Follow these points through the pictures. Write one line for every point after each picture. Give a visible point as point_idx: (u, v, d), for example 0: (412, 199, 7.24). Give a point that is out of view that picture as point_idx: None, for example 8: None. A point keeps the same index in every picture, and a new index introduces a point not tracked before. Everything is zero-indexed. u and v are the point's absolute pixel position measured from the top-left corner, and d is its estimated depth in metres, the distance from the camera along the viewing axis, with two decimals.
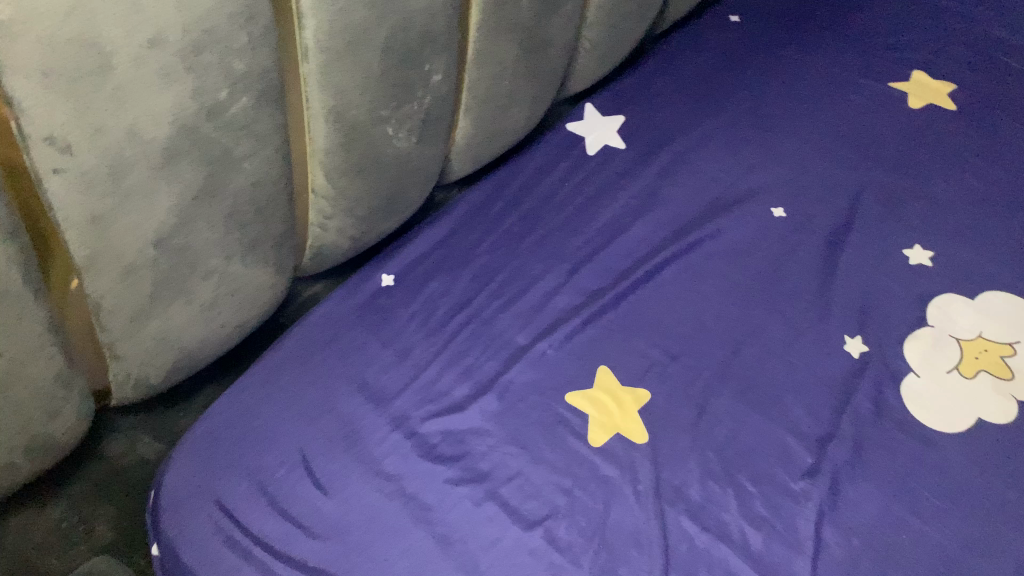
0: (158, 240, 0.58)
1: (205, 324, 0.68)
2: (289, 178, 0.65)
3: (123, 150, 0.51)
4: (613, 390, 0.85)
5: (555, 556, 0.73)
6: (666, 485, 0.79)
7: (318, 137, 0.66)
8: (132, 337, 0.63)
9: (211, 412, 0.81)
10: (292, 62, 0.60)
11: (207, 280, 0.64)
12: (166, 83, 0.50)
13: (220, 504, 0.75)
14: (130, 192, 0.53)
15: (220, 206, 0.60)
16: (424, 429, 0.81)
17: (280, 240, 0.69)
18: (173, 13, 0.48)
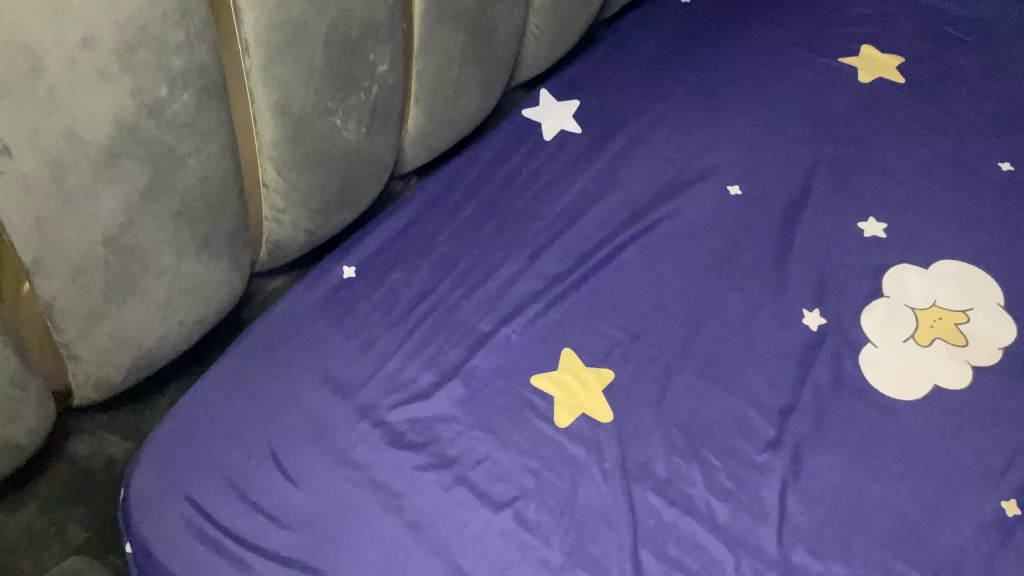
0: (107, 239, 0.58)
1: (163, 321, 0.68)
2: (238, 174, 0.66)
3: (63, 151, 0.51)
4: (578, 371, 0.86)
5: (525, 536, 0.74)
6: (632, 462, 0.80)
7: (265, 131, 0.67)
8: (89, 338, 0.62)
9: (177, 410, 0.81)
10: (232, 57, 0.60)
11: (161, 277, 0.64)
12: (102, 83, 0.50)
13: (190, 500, 0.75)
14: (73, 193, 0.53)
15: (169, 203, 0.61)
16: (390, 418, 0.81)
17: (234, 235, 0.69)
18: (104, 12, 0.48)
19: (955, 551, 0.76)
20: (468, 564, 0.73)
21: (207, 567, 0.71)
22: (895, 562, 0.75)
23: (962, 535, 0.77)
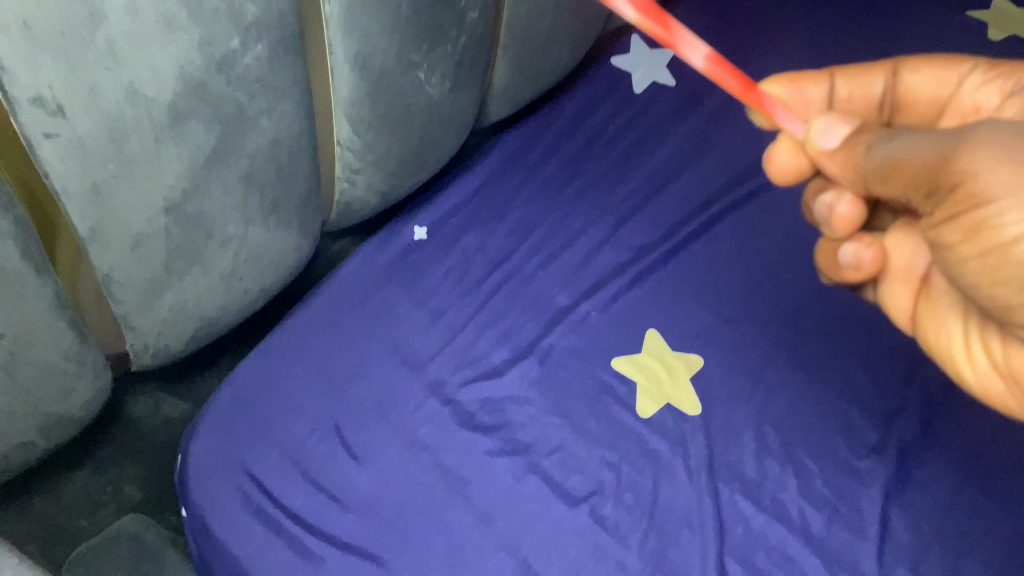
0: (169, 207, 0.52)
1: (225, 292, 0.62)
2: (312, 134, 0.60)
3: (123, 110, 0.45)
4: (663, 356, 0.79)
5: (602, 537, 0.69)
6: (719, 461, 0.73)
7: (341, 87, 0.60)
8: (147, 309, 0.58)
9: (237, 374, 0.76)
10: (311, 3, 0.53)
11: (225, 246, 0.59)
12: (168, 33, 0.44)
13: (250, 474, 0.71)
14: (132, 158, 0.48)
15: (236, 167, 0.55)
16: (460, 397, 0.75)
17: (304, 200, 0.63)
18: None
19: None
20: (540, 564, 0.68)
21: (266, 548, 0.67)
22: None
23: None
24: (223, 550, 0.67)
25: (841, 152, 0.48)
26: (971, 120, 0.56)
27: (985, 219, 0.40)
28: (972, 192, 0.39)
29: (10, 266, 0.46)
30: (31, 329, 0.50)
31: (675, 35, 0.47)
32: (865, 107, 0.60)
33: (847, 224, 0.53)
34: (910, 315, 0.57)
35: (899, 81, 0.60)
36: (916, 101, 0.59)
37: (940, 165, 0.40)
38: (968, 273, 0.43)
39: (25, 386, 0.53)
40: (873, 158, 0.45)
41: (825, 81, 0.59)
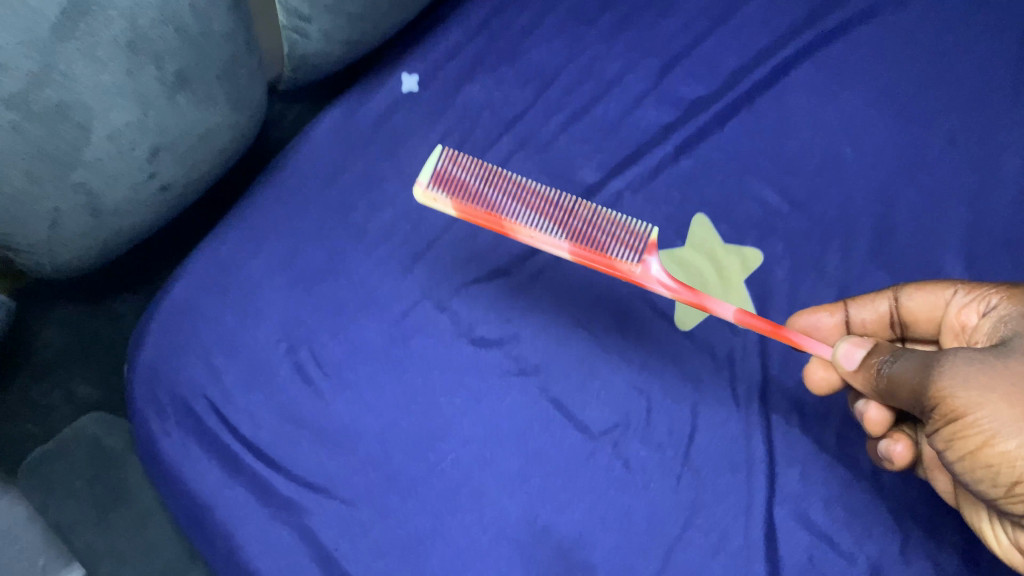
0: (12, 103, 0.40)
1: (137, 195, 0.51)
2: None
3: None
4: (713, 251, 0.64)
5: (625, 480, 0.57)
6: (775, 386, 0.60)
7: None
8: (29, 227, 0.47)
9: (189, 269, 0.63)
10: None
11: (119, 142, 0.47)
12: None
13: (206, 397, 0.59)
14: None
15: (104, 37, 0.42)
16: (459, 302, 0.62)
17: (223, 72, 0.51)
18: None
19: None
20: (549, 514, 0.56)
21: (223, 487, 0.57)
22: None
23: None
24: (176, 482, 0.58)
25: (862, 371, 0.50)
26: (963, 342, 0.52)
27: (965, 438, 0.41)
28: (952, 409, 0.42)
29: None
30: None
31: (705, 298, 0.52)
32: (879, 328, 0.57)
33: (879, 425, 0.53)
34: (954, 498, 0.52)
35: (899, 304, 0.56)
36: (920, 319, 0.55)
37: (919, 385, 0.44)
38: (972, 480, 0.42)
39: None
40: (881, 377, 0.48)
41: (841, 311, 0.57)
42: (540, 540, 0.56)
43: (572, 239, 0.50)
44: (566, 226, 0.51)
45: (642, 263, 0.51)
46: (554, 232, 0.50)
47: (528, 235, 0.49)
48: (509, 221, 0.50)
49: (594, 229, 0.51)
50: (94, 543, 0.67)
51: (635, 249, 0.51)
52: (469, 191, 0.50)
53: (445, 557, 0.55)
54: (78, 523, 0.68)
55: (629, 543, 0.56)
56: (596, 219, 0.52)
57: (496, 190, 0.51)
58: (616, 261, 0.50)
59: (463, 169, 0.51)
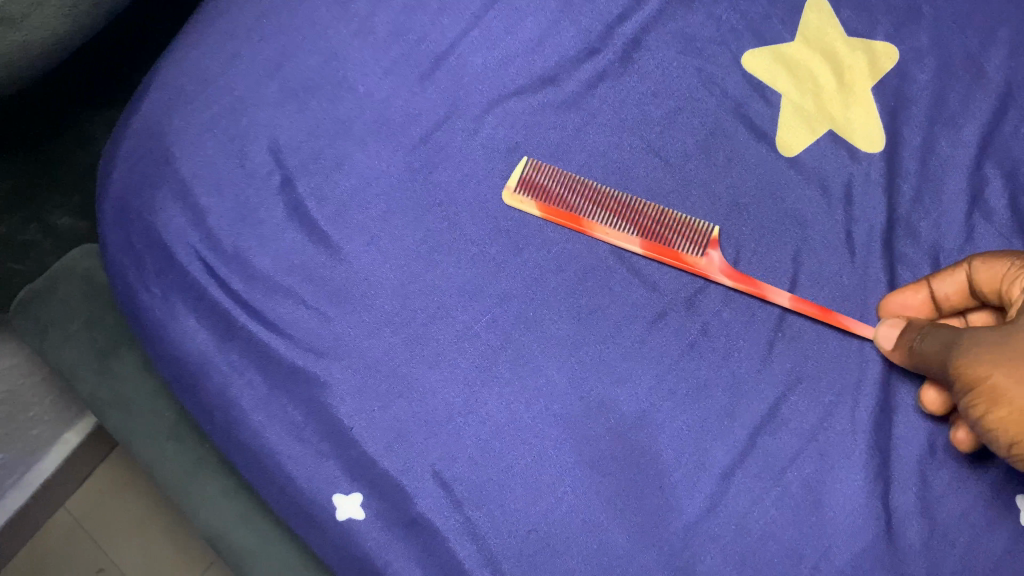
0: None
1: None
2: None
3: None
4: (830, 47, 0.49)
5: (702, 348, 0.46)
6: (905, 229, 0.46)
7: None
8: None
9: (159, 80, 0.50)
10: None
11: None
12: None
13: (189, 243, 0.48)
14: None
15: None
16: (497, 120, 0.48)
17: None
18: None
19: None
20: (606, 388, 0.45)
21: (219, 349, 0.48)
22: None
23: None
24: (163, 342, 0.49)
25: (898, 350, 0.42)
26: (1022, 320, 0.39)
27: (977, 407, 0.37)
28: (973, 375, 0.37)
29: None
30: None
31: (761, 285, 0.46)
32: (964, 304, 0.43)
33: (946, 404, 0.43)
34: None
35: (974, 281, 0.42)
36: (994, 293, 0.42)
37: (946, 363, 0.39)
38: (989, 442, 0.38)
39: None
40: (913, 353, 0.41)
41: (925, 283, 0.44)
42: (595, 418, 0.45)
43: (644, 236, 0.47)
44: (640, 219, 0.47)
45: (710, 254, 0.46)
46: (626, 228, 0.47)
47: (605, 235, 0.47)
48: (587, 219, 0.47)
49: (668, 219, 0.47)
50: (99, 391, 0.61)
51: (700, 241, 0.46)
52: (552, 196, 0.47)
53: (477, 437, 0.45)
54: (79, 370, 0.61)
55: (705, 424, 0.45)
56: (670, 208, 0.47)
57: (577, 188, 0.47)
58: (671, 256, 0.46)
59: (551, 174, 0.47)
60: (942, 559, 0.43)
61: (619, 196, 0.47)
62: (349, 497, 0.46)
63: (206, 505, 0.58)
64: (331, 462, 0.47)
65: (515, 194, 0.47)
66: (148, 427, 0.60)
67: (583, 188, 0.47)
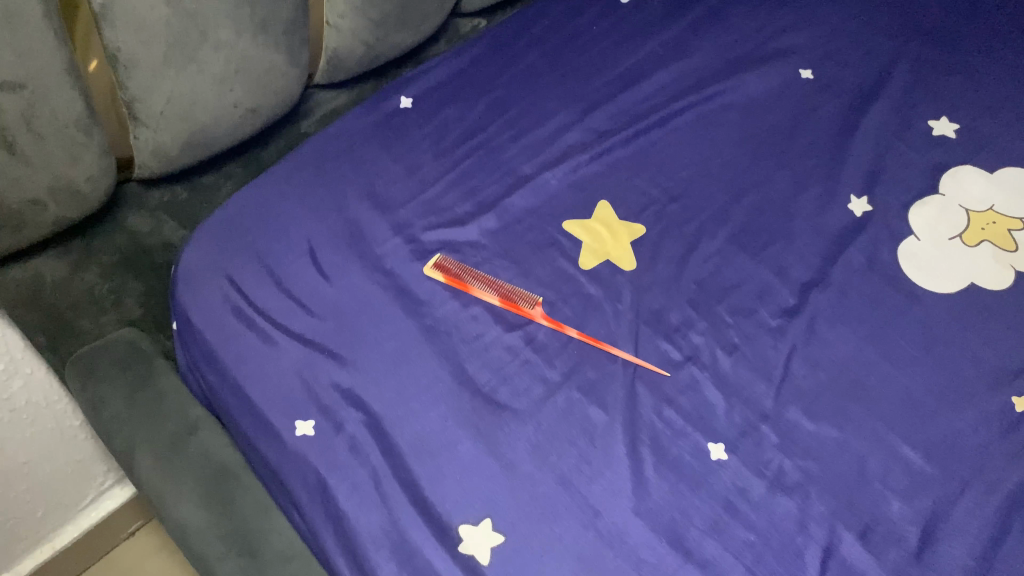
0: (217, 46, 0.69)
1: (251, 122, 0.78)
2: (306, 18, 0.76)
3: (145, 15, 0.62)
4: (609, 222, 0.88)
5: (530, 354, 0.78)
6: (647, 308, 0.81)
7: (335, 4, 0.78)
8: (186, 147, 0.75)
9: (230, 201, 0.87)
10: None
11: (239, 84, 0.73)
12: None
13: (231, 282, 0.81)
14: (184, 46, 0.66)
15: (275, 31, 0.73)
16: (424, 237, 0.85)
17: (305, 43, 0.77)
18: None
19: (952, 434, 0.75)
20: (472, 371, 0.76)
21: (236, 338, 0.78)
22: (889, 435, 0.74)
23: (964, 421, 0.76)
24: (203, 339, 0.79)
25: None
26: None
27: None
28: None
29: (54, 97, 0.61)
30: (73, 154, 0.66)
31: (561, 325, 0.80)
32: None
33: None
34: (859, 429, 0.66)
35: None
36: None
37: None
38: None
39: (26, 157, 0.62)
40: None
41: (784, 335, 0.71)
42: (464, 387, 0.75)
43: (500, 294, 0.81)
44: (499, 287, 0.82)
45: (536, 306, 0.80)
46: (490, 291, 0.81)
47: (478, 293, 0.81)
48: (469, 284, 0.81)
49: (515, 291, 0.82)
50: (121, 412, 0.85)
51: (531, 300, 0.81)
52: (451, 271, 0.82)
53: (391, 390, 0.74)
54: (111, 398, 0.85)
55: (529, 393, 0.75)
56: (517, 286, 0.82)
57: (466, 271, 0.83)
58: (514, 305, 0.80)
59: (452, 261, 0.83)
60: (663, 473, 0.71)
61: (489, 277, 0.83)
62: (305, 420, 0.73)
63: (176, 500, 0.80)
64: (296, 402, 0.74)
65: (430, 268, 0.82)
66: (152, 437, 0.84)
67: (470, 271, 0.83)
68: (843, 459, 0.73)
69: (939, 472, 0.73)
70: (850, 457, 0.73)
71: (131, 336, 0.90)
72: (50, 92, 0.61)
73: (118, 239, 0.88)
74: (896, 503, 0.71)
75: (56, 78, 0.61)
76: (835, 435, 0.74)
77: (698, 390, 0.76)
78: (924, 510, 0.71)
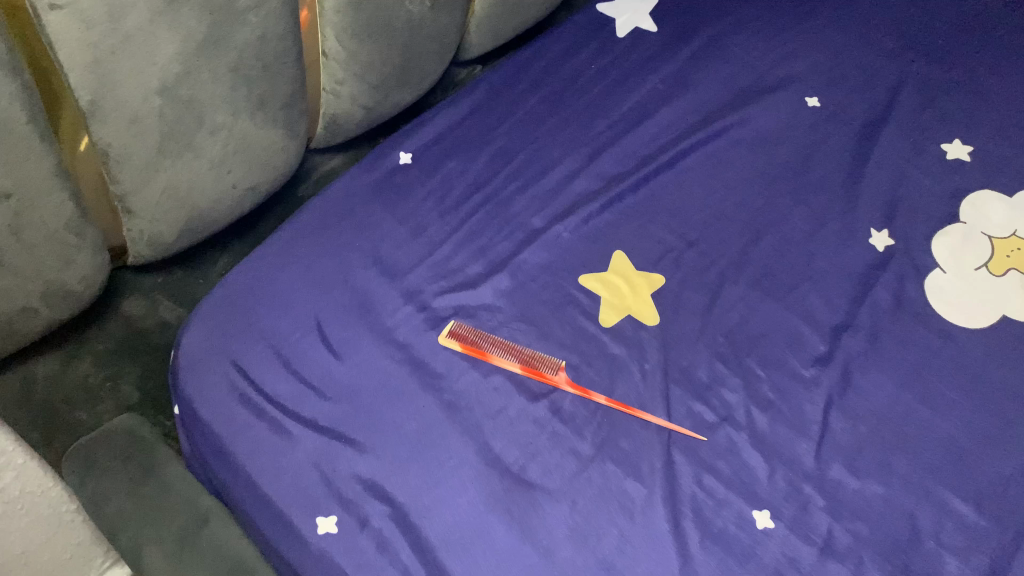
0: (213, 129, 0.65)
1: (247, 198, 0.75)
2: (303, 93, 0.72)
3: (136, 109, 0.58)
4: (627, 273, 0.85)
5: (558, 426, 0.74)
6: (674, 365, 0.78)
7: (333, 75, 0.75)
8: (181, 229, 0.71)
9: (228, 278, 0.83)
10: (313, 54, 0.72)
11: (235, 162, 0.70)
12: (185, 61, 0.58)
13: (237, 367, 0.77)
14: (178, 134, 0.62)
15: (272, 107, 0.69)
16: (436, 303, 0.81)
17: (301, 116, 0.74)
18: (154, 63, 0.56)
19: (1000, 481, 0.72)
20: (499, 450, 0.73)
21: (247, 429, 0.74)
22: (937, 488, 0.72)
23: (1012, 466, 0.73)
24: (210, 431, 0.75)
25: None
26: None
27: None
28: None
29: (42, 203, 0.57)
30: (63, 256, 0.62)
31: (587, 391, 0.76)
32: None
33: None
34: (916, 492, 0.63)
35: None
36: None
37: None
38: None
39: (14, 267, 0.58)
40: None
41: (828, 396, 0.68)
42: (493, 467, 0.71)
43: (522, 361, 0.77)
44: (520, 353, 0.78)
45: (559, 371, 0.77)
46: (511, 358, 0.78)
47: (499, 361, 0.77)
48: (489, 352, 0.78)
49: (536, 356, 0.78)
50: (125, 507, 0.78)
51: (554, 365, 0.77)
52: (468, 339, 0.78)
53: (416, 477, 0.71)
54: (114, 493, 0.79)
55: (561, 469, 0.72)
56: (536, 351, 0.78)
57: (484, 338, 0.79)
58: (539, 372, 0.77)
59: (468, 328, 0.79)
60: (709, 548, 0.68)
61: (509, 342, 0.79)
62: (327, 517, 0.69)
63: None
64: (317, 496, 0.70)
65: (445, 337, 0.78)
66: (159, 532, 0.77)
67: (488, 338, 0.79)
68: (893, 517, 0.70)
69: (992, 525, 0.70)
70: (900, 515, 0.70)
71: (130, 422, 0.85)
72: (37, 199, 0.57)
73: (113, 325, 0.88)
74: (952, 561, 0.68)
75: (45, 184, 0.57)
76: (881, 492, 0.71)
77: (736, 454, 0.73)
78: (982, 568, 0.68)
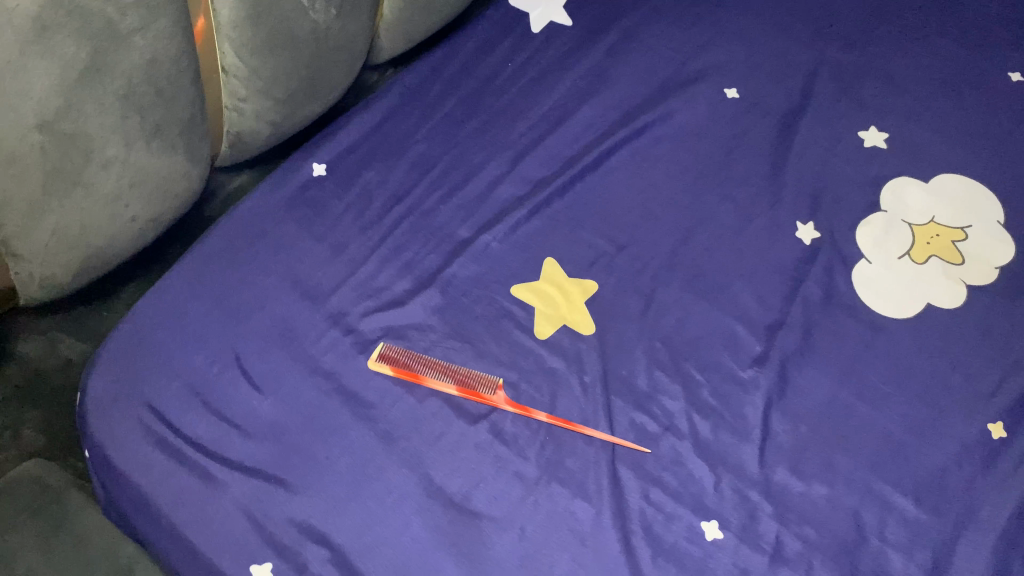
0: (104, 161, 0.60)
1: (146, 227, 0.69)
2: (203, 113, 0.67)
3: (13, 147, 0.53)
4: (559, 282, 0.82)
5: (500, 449, 0.71)
6: (614, 376, 0.76)
7: (235, 91, 0.70)
8: (74, 267, 0.66)
9: (133, 311, 0.76)
10: (212, 72, 0.66)
11: (132, 193, 0.65)
12: (65, 93, 0.53)
13: (152, 410, 0.71)
14: (64, 171, 0.57)
15: (168, 132, 0.64)
16: (362, 326, 0.77)
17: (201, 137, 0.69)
18: (29, 97, 0.51)
19: (937, 472, 0.74)
20: (441, 479, 0.69)
21: (168, 478, 0.68)
22: (879, 485, 0.72)
23: (946, 455, 0.74)
24: (126, 482, 0.69)
25: None
26: None
27: None
28: None
29: None
30: None
31: (528, 410, 0.73)
32: None
33: None
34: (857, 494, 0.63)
35: None
36: None
37: None
38: None
39: None
40: None
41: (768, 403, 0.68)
42: (435, 499, 0.68)
43: (458, 382, 0.74)
44: (455, 373, 0.74)
45: (497, 390, 0.74)
46: (446, 379, 0.74)
47: (435, 384, 0.74)
48: (424, 375, 0.74)
49: (472, 375, 0.75)
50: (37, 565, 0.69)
51: (491, 384, 0.74)
52: (400, 362, 0.74)
53: (355, 517, 0.67)
54: (22, 551, 0.70)
55: (507, 495, 0.69)
56: (472, 371, 0.75)
57: (418, 359, 0.75)
58: (477, 393, 0.73)
59: (399, 349, 0.75)
60: (662, 565, 0.67)
61: (445, 363, 0.75)
62: (261, 566, 0.65)
63: None
64: (249, 545, 0.66)
65: (376, 361, 0.74)
66: None
67: (422, 360, 0.75)
68: (838, 517, 0.70)
69: (933, 518, 0.71)
70: (845, 514, 0.70)
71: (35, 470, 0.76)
72: None
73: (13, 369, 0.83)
74: (897, 557, 0.69)
75: None
76: (825, 493, 0.72)
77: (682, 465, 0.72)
78: (926, 562, 0.69)
